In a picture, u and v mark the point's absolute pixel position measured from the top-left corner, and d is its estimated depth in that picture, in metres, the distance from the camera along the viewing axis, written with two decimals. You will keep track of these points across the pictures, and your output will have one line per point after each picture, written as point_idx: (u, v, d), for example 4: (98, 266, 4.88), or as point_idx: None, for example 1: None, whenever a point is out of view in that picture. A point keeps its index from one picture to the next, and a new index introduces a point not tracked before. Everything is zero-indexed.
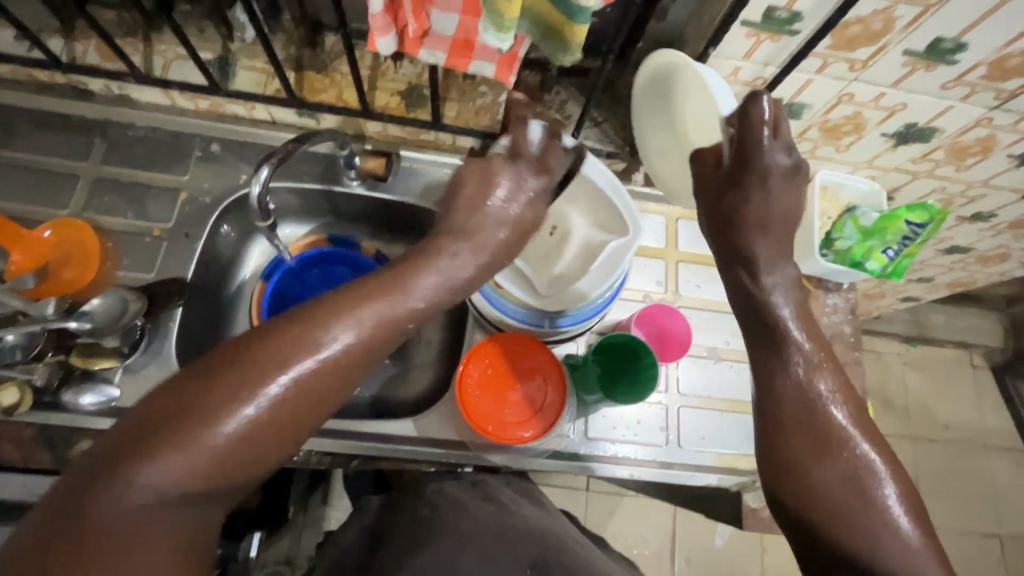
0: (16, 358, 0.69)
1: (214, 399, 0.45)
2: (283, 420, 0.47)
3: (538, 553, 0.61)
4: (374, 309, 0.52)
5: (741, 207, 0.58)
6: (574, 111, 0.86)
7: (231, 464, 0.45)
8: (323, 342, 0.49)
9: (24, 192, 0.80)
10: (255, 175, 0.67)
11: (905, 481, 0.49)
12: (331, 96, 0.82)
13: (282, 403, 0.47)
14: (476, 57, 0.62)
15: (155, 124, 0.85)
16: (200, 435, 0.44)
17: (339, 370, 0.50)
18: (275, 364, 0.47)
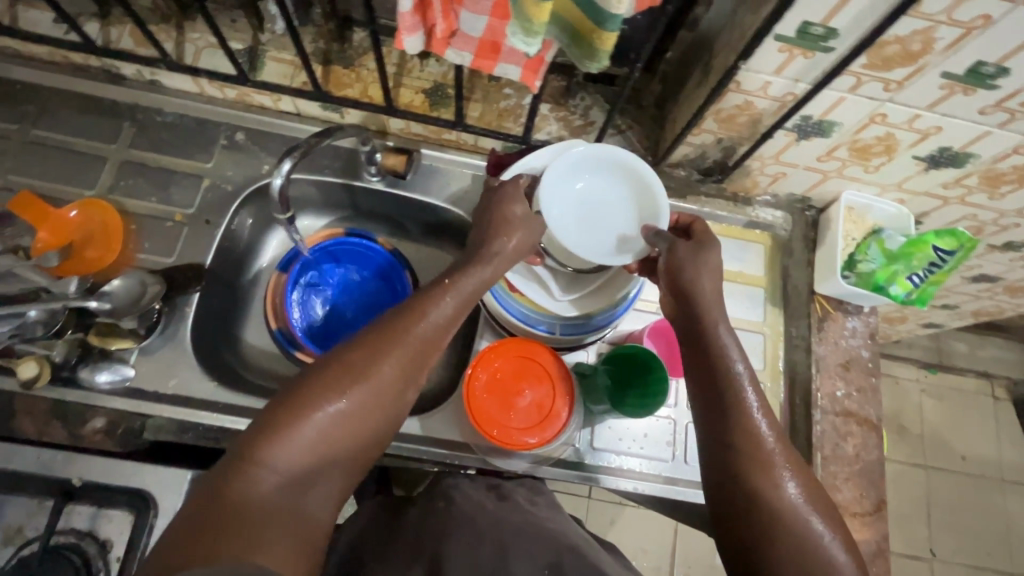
0: (36, 333, 0.70)
1: (321, 389, 0.51)
2: (378, 400, 0.53)
3: (555, 554, 0.60)
4: (452, 313, 0.59)
5: (681, 265, 0.66)
6: (598, 118, 0.86)
7: (341, 440, 0.51)
8: (412, 339, 0.56)
9: (53, 171, 0.81)
10: (278, 167, 0.67)
11: (827, 503, 0.58)
12: (356, 91, 0.83)
13: (378, 390, 0.53)
14: (502, 60, 0.62)
15: (182, 110, 0.86)
16: (313, 416, 0.50)
17: (424, 355, 0.56)
18: (374, 352, 0.54)
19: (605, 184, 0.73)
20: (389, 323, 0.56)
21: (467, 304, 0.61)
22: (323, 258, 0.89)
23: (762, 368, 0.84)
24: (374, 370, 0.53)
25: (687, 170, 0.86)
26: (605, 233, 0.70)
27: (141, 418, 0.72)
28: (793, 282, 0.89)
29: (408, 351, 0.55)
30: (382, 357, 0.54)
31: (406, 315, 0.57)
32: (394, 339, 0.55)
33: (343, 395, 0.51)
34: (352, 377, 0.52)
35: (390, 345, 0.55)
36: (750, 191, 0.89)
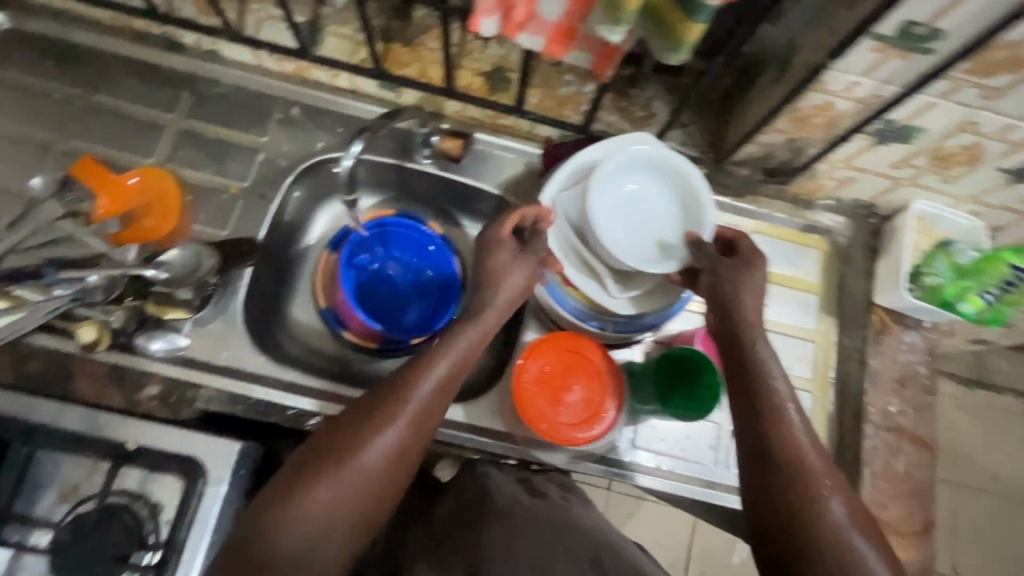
0: (97, 297, 0.71)
1: (321, 464, 0.56)
2: (373, 468, 0.56)
3: (593, 550, 0.62)
4: (442, 377, 0.61)
5: (725, 287, 0.65)
6: (660, 109, 0.82)
7: (343, 510, 0.55)
8: (403, 408, 0.58)
9: (113, 137, 0.81)
10: (347, 149, 0.75)
11: (876, 534, 0.56)
12: (415, 71, 0.81)
13: (373, 460, 0.56)
14: (575, 46, 0.61)
15: (239, 82, 0.85)
16: (310, 494, 0.54)
17: (422, 416, 0.59)
18: (373, 421, 0.57)
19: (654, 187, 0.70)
20: (388, 389, 0.60)
21: (468, 360, 0.63)
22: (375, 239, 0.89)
23: (809, 376, 0.83)
24: (374, 437, 0.57)
25: (750, 169, 0.83)
26: (649, 239, 0.68)
27: (194, 387, 0.74)
28: (849, 291, 0.86)
29: (408, 416, 0.58)
30: (375, 429, 0.57)
31: (405, 380, 0.60)
32: (393, 405, 0.58)
33: (348, 465, 0.55)
34: (353, 447, 0.56)
35: (389, 413, 0.58)
36: (812, 194, 0.86)
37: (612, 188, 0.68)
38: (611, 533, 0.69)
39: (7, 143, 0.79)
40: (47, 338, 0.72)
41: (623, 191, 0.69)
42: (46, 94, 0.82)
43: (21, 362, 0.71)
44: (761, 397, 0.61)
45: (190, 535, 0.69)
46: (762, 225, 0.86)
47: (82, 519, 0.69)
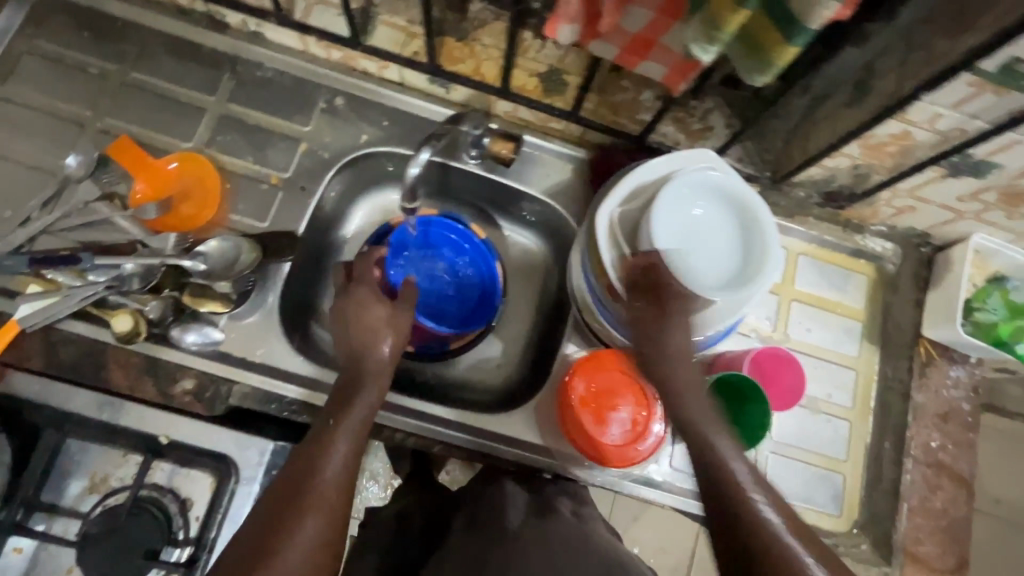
0: (133, 286, 0.70)
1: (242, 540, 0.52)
2: (284, 529, 0.53)
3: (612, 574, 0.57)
4: (346, 442, 0.62)
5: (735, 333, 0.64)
6: (718, 123, 0.78)
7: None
8: (321, 469, 0.59)
9: (151, 118, 0.78)
10: (415, 157, 0.74)
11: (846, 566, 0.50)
12: (468, 67, 0.78)
13: (288, 520, 0.54)
14: (650, 58, 0.60)
15: (283, 67, 0.82)
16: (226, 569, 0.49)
17: (349, 460, 0.61)
18: (304, 481, 0.57)
19: (717, 213, 0.67)
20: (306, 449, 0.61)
21: (374, 408, 0.66)
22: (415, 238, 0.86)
23: (849, 406, 0.82)
24: (309, 493, 0.56)
25: (807, 191, 0.80)
26: (707, 264, 0.66)
27: (229, 384, 0.71)
28: (895, 320, 0.84)
29: (338, 459, 0.60)
30: (293, 502, 0.55)
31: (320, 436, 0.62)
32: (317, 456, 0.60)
33: (296, 526, 0.53)
34: (295, 511, 0.54)
35: (316, 466, 0.59)
36: (866, 219, 0.84)
37: (675, 208, 0.65)
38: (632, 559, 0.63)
39: (43, 119, 0.76)
40: (80, 325, 0.69)
41: (688, 214, 0.66)
42: (82, 68, 0.78)
43: (53, 350, 0.68)
44: (703, 450, 0.59)
45: (222, 532, 0.68)
46: (811, 248, 0.85)
47: (113, 510, 0.67)
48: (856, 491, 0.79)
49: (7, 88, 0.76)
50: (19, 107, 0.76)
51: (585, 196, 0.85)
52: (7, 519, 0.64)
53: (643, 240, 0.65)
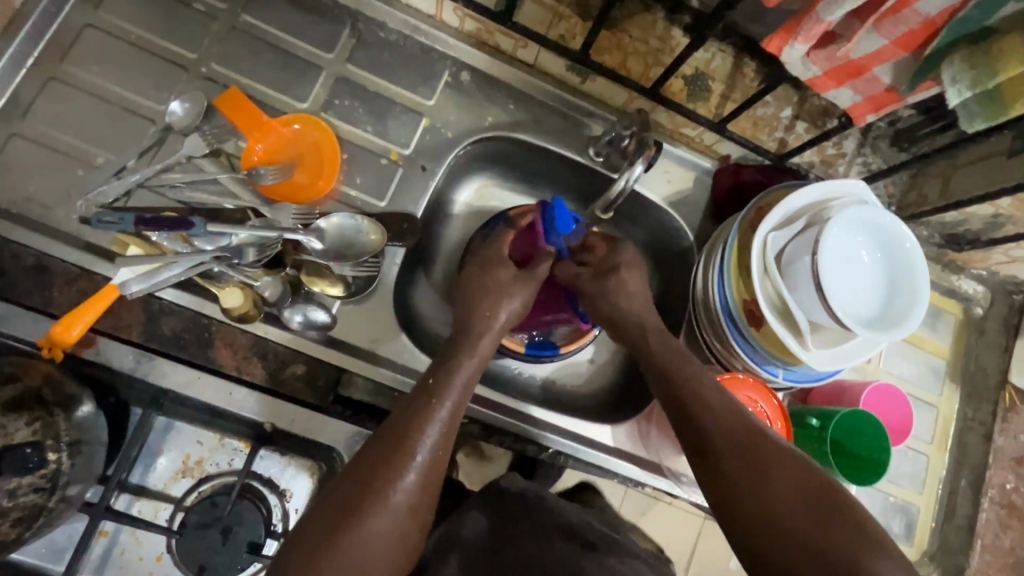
0: (247, 257, 0.62)
1: (353, 482, 0.51)
2: (386, 465, 0.52)
3: None
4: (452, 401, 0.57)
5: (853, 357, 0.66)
6: (850, 149, 0.79)
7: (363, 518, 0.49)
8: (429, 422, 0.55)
9: (263, 71, 0.70)
10: (630, 169, 0.68)
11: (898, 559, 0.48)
12: (614, 60, 0.73)
13: (393, 468, 0.52)
14: (847, 86, 0.57)
15: (408, 31, 0.75)
16: (340, 507, 0.50)
17: (446, 431, 0.56)
18: (398, 449, 0.52)
19: (872, 246, 0.66)
20: (404, 411, 0.55)
21: (475, 377, 0.60)
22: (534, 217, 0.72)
23: (928, 440, 0.85)
24: (402, 464, 0.52)
25: (929, 231, 0.81)
26: (859, 296, 0.64)
27: (340, 371, 0.66)
28: (979, 362, 0.87)
29: (437, 429, 0.55)
30: (402, 451, 0.53)
31: (417, 403, 0.56)
32: (415, 425, 0.54)
33: (389, 494, 0.51)
34: (383, 480, 0.51)
35: (410, 436, 0.53)
36: (970, 262, 0.85)
37: (841, 232, 0.64)
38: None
39: (141, 56, 0.67)
40: (183, 296, 0.63)
41: (851, 241, 0.64)
42: (187, 2, 0.69)
43: (153, 322, 0.62)
44: (709, 423, 0.59)
45: None
46: None
47: (213, 499, 0.64)
48: (928, 523, 0.83)
49: (100, 14, 0.67)
50: (114, 39, 0.67)
51: (705, 208, 0.82)
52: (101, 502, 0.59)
53: (800, 262, 0.64)
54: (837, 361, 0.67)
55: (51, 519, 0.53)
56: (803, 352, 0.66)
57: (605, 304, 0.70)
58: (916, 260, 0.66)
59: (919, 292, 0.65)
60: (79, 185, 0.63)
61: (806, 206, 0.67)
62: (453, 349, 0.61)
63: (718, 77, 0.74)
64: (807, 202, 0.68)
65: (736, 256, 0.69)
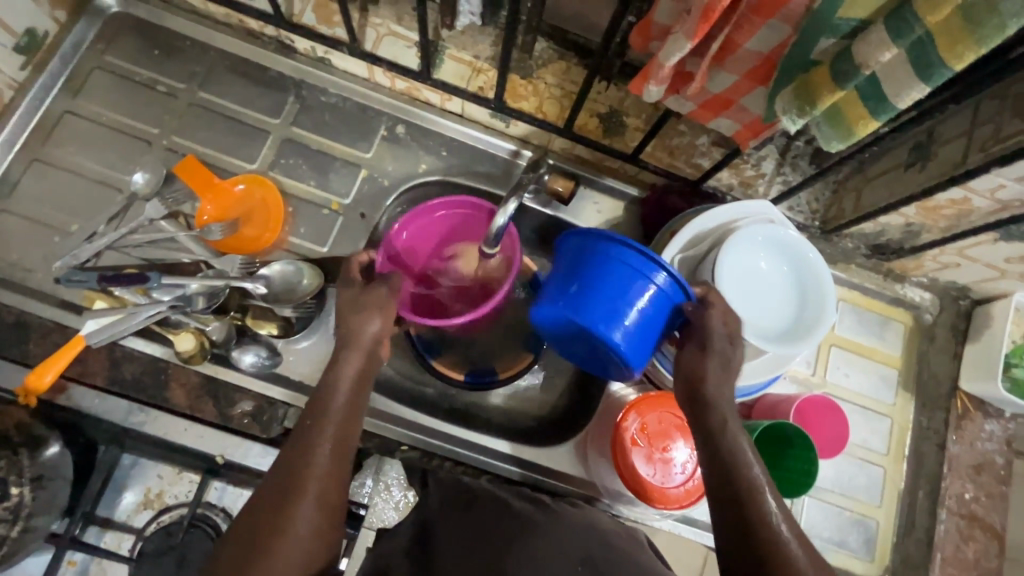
0: (198, 306, 0.70)
1: (263, 518, 0.52)
2: (286, 494, 0.53)
3: (585, 548, 0.54)
4: (343, 419, 0.58)
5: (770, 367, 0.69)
6: (770, 170, 0.80)
7: (268, 551, 0.50)
8: (324, 443, 0.56)
9: (217, 140, 0.79)
10: (503, 205, 0.65)
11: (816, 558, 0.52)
12: (531, 105, 0.79)
13: (297, 492, 0.53)
14: (724, 115, 0.60)
15: (346, 94, 0.83)
16: (262, 545, 0.50)
17: (330, 472, 0.55)
18: (285, 500, 0.52)
19: (775, 261, 0.68)
20: (290, 457, 0.55)
21: (353, 412, 0.60)
22: (614, 295, 0.58)
23: (883, 452, 0.84)
24: (294, 510, 0.52)
25: (855, 242, 0.83)
26: (764, 312, 0.67)
27: (284, 406, 0.72)
28: (932, 369, 0.86)
29: (331, 446, 0.56)
30: (305, 477, 0.54)
31: (300, 450, 0.56)
32: (305, 473, 0.54)
33: (292, 516, 0.52)
34: (287, 504, 0.52)
35: (297, 485, 0.53)
36: (908, 270, 0.85)
37: (740, 252, 0.67)
38: (610, 531, 0.59)
39: (111, 134, 0.77)
40: (143, 343, 0.71)
41: (750, 260, 0.67)
42: (151, 85, 0.79)
43: (116, 367, 0.69)
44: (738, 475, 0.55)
45: None
46: (851, 294, 0.86)
47: (167, 529, 0.70)
48: (889, 538, 0.81)
49: (78, 102, 0.77)
50: (89, 122, 0.77)
51: (635, 233, 0.85)
52: (66, 534, 0.67)
53: (704, 284, 0.67)
54: (755, 375, 0.69)
55: (16, 548, 0.60)
56: None
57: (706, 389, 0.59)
58: (821, 269, 0.68)
59: (828, 300, 0.67)
60: (56, 250, 0.72)
61: (709, 230, 0.70)
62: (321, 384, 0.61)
63: (631, 113, 0.78)
64: (716, 221, 0.71)
65: None
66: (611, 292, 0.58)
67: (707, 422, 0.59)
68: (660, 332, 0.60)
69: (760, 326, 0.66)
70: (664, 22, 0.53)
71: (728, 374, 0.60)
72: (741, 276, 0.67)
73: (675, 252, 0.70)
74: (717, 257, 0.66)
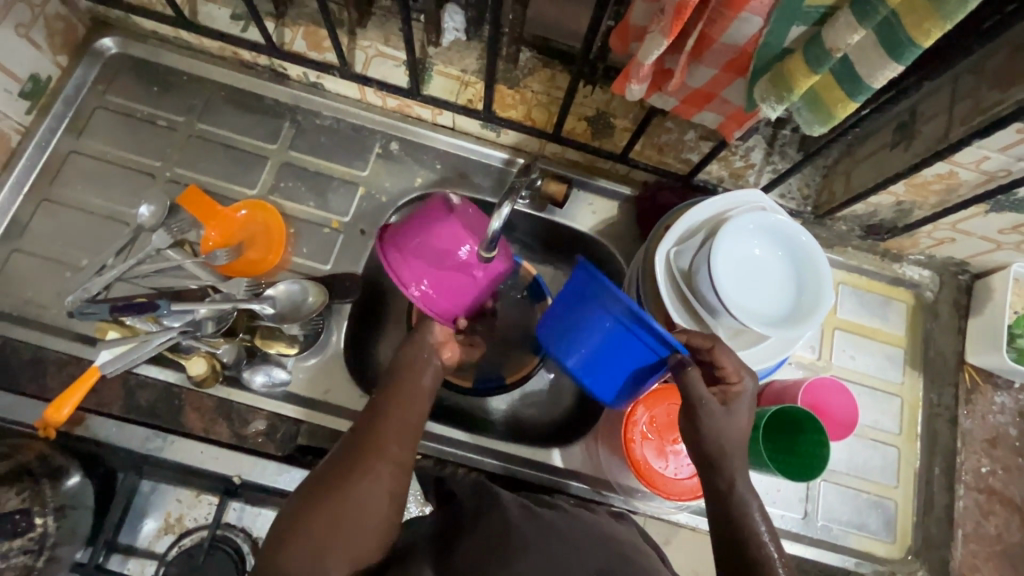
0: (207, 330, 0.71)
1: (348, 462, 0.58)
2: (371, 441, 0.59)
3: (603, 561, 0.54)
4: (416, 391, 0.65)
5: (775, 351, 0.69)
6: (759, 160, 0.81)
7: (350, 486, 0.56)
8: (405, 406, 0.63)
9: (218, 168, 0.82)
10: (499, 210, 0.64)
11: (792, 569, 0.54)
12: (520, 113, 0.81)
13: (377, 442, 0.59)
14: (707, 108, 0.62)
15: (340, 115, 0.85)
16: (348, 483, 0.56)
17: (393, 451, 0.59)
18: (352, 471, 0.57)
19: (768, 247, 0.69)
20: (359, 437, 0.60)
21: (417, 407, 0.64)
22: (595, 350, 0.62)
23: (896, 431, 0.84)
24: (361, 475, 0.57)
25: (849, 225, 0.84)
26: (762, 297, 0.68)
27: (297, 423, 0.73)
28: (938, 346, 0.86)
29: (409, 410, 0.63)
30: (384, 433, 0.60)
31: (367, 432, 0.60)
32: (377, 444, 0.59)
33: (372, 463, 0.58)
34: (370, 452, 0.59)
35: (369, 453, 0.58)
36: (905, 249, 0.86)
37: (733, 240, 0.68)
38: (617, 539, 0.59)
39: (114, 170, 0.80)
40: (156, 370, 0.72)
41: (744, 248, 0.68)
42: (151, 120, 0.82)
43: (131, 395, 0.71)
44: (739, 526, 0.55)
45: None
46: (851, 276, 0.87)
47: (191, 552, 0.72)
48: (908, 518, 0.81)
49: (82, 141, 0.80)
50: (92, 160, 0.80)
51: (631, 231, 0.87)
52: (90, 561, 0.69)
53: (699, 274, 0.68)
54: (759, 360, 0.69)
55: None
56: None
57: (705, 452, 0.58)
58: (814, 253, 0.69)
59: (824, 281, 0.68)
60: (68, 285, 0.74)
61: (702, 221, 0.72)
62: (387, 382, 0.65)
63: (619, 114, 0.80)
64: (709, 211, 0.72)
65: (649, 278, 0.74)
66: (594, 342, 0.62)
67: (713, 481, 0.58)
68: (641, 376, 0.62)
69: (760, 311, 0.67)
70: (641, 24, 0.55)
71: (735, 434, 0.59)
72: (737, 263, 0.68)
73: (670, 245, 0.71)
74: (713, 245, 0.66)
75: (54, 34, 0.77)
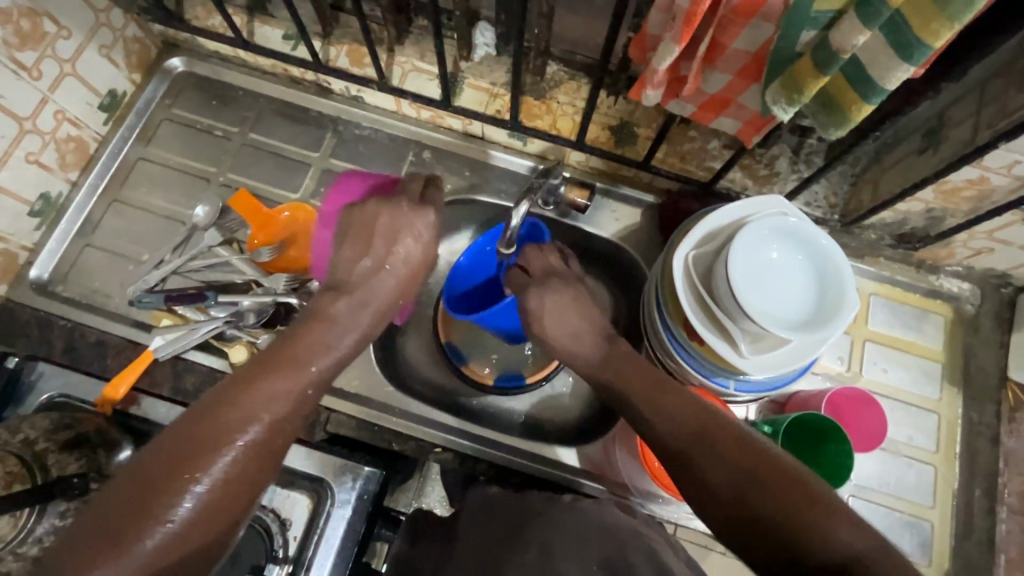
0: (249, 321, 0.77)
1: (183, 454, 0.49)
2: (217, 434, 0.50)
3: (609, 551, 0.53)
4: (281, 377, 0.55)
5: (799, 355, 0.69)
6: (785, 168, 0.81)
7: (176, 485, 0.47)
8: (268, 397, 0.54)
9: (266, 174, 0.89)
10: (515, 209, 0.73)
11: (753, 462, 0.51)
12: (546, 122, 0.84)
13: (225, 440, 0.50)
14: (725, 114, 0.63)
15: (377, 126, 0.91)
16: (173, 485, 0.47)
17: (251, 456, 0.51)
18: (183, 469, 0.48)
19: (789, 252, 0.69)
20: (200, 430, 0.50)
21: (286, 413, 0.54)
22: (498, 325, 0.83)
23: (933, 449, 0.80)
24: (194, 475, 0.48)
25: (878, 233, 0.82)
26: (782, 301, 0.67)
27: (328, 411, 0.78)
28: (979, 361, 0.82)
29: (275, 404, 0.54)
30: (235, 427, 0.51)
31: (214, 427, 0.50)
32: (219, 438, 0.50)
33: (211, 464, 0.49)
34: (210, 447, 0.50)
35: (208, 449, 0.49)
36: (940, 259, 0.83)
37: (752, 242, 0.68)
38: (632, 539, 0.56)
39: (175, 174, 0.88)
40: (203, 356, 0.79)
41: (762, 251, 0.69)
42: (209, 130, 0.90)
43: (179, 378, 0.78)
44: (726, 489, 0.50)
45: (319, 550, 0.69)
46: (882, 287, 0.85)
47: None
48: (946, 539, 0.77)
49: (150, 148, 0.89)
50: (157, 165, 0.88)
51: (653, 238, 0.88)
52: None
53: (718, 277, 0.68)
54: (782, 365, 0.69)
55: None
56: (743, 361, 0.69)
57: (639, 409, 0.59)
58: (838, 257, 0.68)
59: (847, 285, 0.67)
60: (130, 277, 0.82)
61: (723, 225, 0.73)
62: (252, 375, 0.55)
63: (643, 123, 0.82)
64: (729, 215, 0.73)
65: (669, 284, 0.74)
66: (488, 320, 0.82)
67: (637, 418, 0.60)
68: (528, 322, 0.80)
69: (780, 315, 0.67)
70: (655, 33, 0.57)
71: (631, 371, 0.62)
72: (759, 264, 0.68)
73: (691, 247, 0.72)
74: (731, 248, 0.67)
75: (131, 54, 0.86)
